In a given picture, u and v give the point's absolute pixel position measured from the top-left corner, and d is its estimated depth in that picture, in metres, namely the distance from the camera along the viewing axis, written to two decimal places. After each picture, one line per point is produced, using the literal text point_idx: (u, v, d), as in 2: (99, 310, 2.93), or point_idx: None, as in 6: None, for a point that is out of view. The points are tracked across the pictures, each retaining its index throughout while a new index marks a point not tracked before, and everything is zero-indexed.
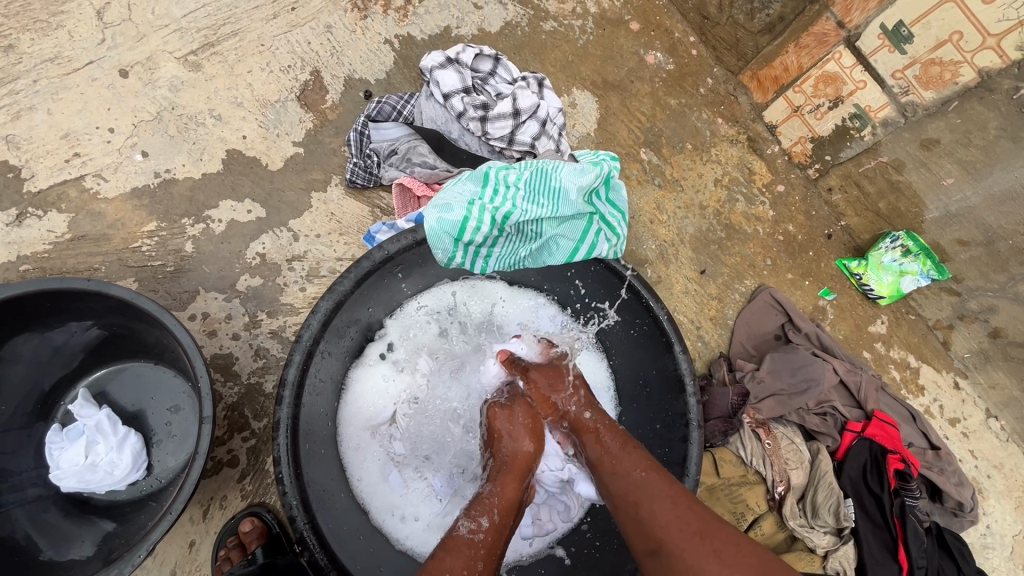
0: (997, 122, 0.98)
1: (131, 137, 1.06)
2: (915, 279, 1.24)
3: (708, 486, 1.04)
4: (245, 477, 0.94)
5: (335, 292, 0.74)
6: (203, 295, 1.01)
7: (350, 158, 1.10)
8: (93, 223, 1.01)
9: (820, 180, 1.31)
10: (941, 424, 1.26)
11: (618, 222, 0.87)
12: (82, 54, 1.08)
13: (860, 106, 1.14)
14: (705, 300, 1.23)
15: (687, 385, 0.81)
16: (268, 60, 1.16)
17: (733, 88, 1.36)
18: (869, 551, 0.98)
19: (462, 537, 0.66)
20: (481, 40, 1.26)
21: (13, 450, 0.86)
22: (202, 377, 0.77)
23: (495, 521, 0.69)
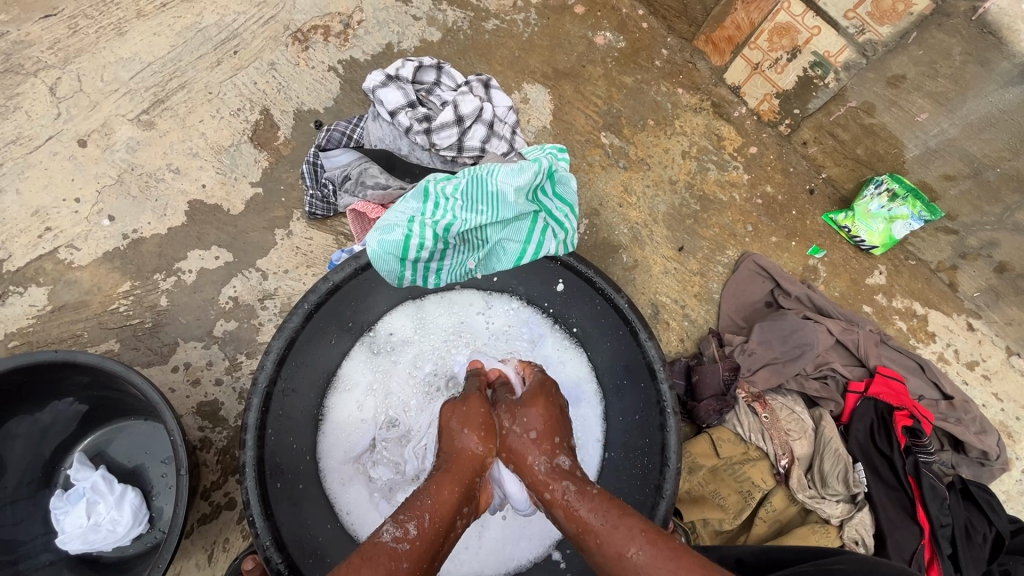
0: (960, 47, 0.92)
1: (97, 203, 1.10)
2: (907, 223, 1.17)
3: (710, 469, 1.00)
4: (244, 518, 0.96)
5: (285, 330, 0.74)
6: (183, 346, 1.03)
7: (307, 190, 1.11)
8: (71, 291, 1.04)
9: (794, 135, 1.26)
10: (958, 369, 1.20)
11: (566, 216, 0.86)
12: (42, 131, 1.12)
13: (819, 53, 1.09)
14: (687, 277, 1.19)
15: (657, 371, 0.79)
16: (217, 107, 1.17)
17: (690, 55, 1.31)
18: (886, 515, 0.93)
19: (384, 545, 0.53)
20: (424, 50, 1.25)
21: (20, 520, 0.89)
22: (175, 430, 0.79)
23: (427, 529, 0.56)
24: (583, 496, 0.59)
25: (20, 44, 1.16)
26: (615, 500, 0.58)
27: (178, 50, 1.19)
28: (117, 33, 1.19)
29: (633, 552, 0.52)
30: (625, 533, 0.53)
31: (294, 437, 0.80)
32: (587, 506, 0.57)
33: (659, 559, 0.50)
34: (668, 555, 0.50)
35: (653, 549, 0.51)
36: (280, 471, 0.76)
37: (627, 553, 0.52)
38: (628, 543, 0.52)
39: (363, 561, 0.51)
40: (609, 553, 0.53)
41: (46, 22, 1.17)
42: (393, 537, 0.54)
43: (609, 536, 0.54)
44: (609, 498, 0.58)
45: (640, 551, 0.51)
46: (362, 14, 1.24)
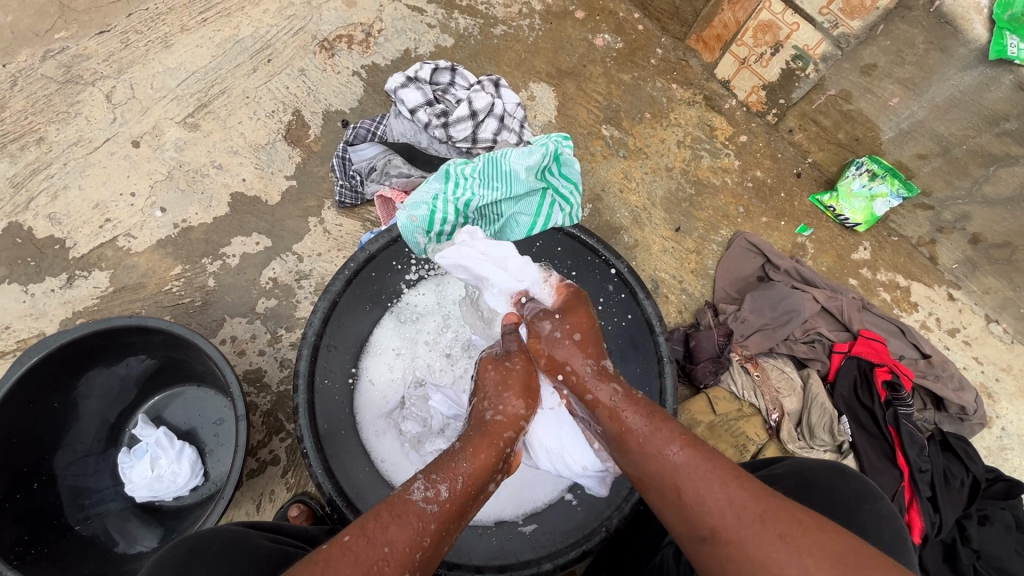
0: (923, 37, 1.03)
1: (150, 197, 1.22)
2: (886, 201, 1.27)
3: (708, 424, 1.09)
4: (287, 473, 1.06)
5: (329, 292, 0.85)
6: (229, 321, 1.15)
7: (336, 181, 1.23)
8: (129, 274, 1.17)
9: (780, 123, 1.36)
10: (940, 336, 1.28)
11: (571, 192, 0.98)
12: (100, 134, 1.25)
13: (799, 47, 1.20)
14: (684, 255, 1.29)
15: (655, 327, 0.89)
16: (254, 109, 1.30)
17: (683, 53, 1.43)
18: (868, 460, 1.03)
19: (413, 503, 0.61)
20: (439, 55, 1.37)
21: (92, 473, 1.01)
22: (232, 384, 0.90)
23: (460, 489, 0.65)
24: (626, 407, 0.69)
25: (79, 57, 1.29)
26: (652, 410, 0.68)
27: (219, 60, 1.33)
28: (164, 46, 1.32)
29: (672, 453, 0.62)
30: (662, 438, 0.64)
31: (336, 390, 0.91)
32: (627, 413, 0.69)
33: (695, 462, 0.60)
34: (704, 458, 0.60)
35: (690, 456, 0.61)
36: (326, 416, 0.87)
37: (666, 455, 0.62)
38: (666, 444, 0.63)
39: (395, 517, 0.59)
40: (664, 479, 0.61)
41: (102, 38, 1.31)
42: (424, 497, 0.62)
43: (648, 441, 0.64)
44: (651, 409, 0.68)
45: (679, 453, 0.61)
46: (383, 24, 1.37)
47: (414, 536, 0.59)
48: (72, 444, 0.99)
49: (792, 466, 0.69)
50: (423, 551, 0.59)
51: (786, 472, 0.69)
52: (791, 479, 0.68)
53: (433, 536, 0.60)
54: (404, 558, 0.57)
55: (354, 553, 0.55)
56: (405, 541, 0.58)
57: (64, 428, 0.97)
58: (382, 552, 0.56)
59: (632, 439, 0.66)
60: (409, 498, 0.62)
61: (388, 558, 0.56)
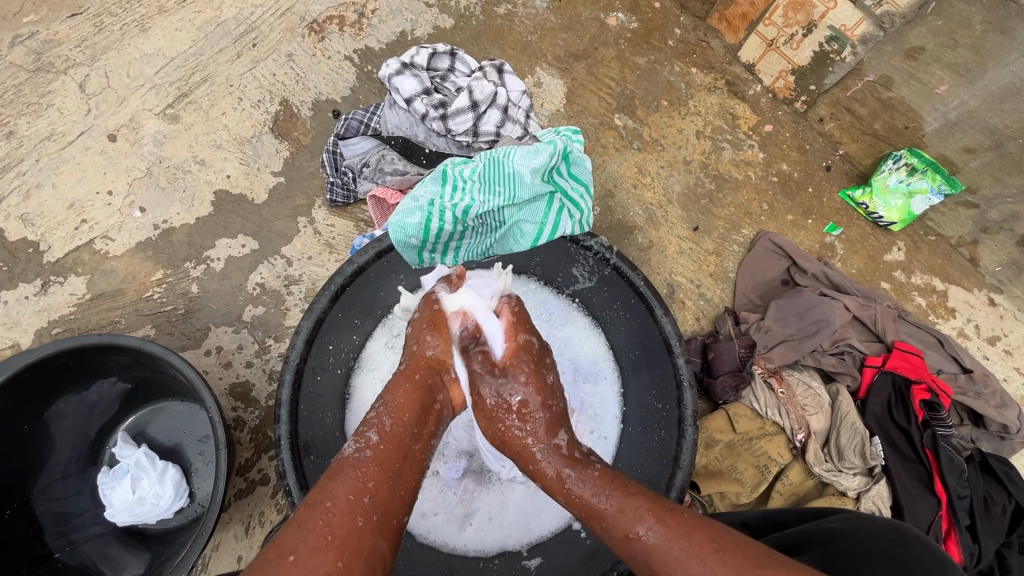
0: (981, 16, 0.92)
1: (129, 196, 1.14)
2: (926, 198, 1.16)
3: (727, 443, 1.02)
4: (277, 493, 1.01)
5: (313, 310, 0.78)
6: (214, 330, 1.08)
7: (327, 177, 1.14)
8: (108, 280, 1.09)
9: (810, 112, 1.25)
10: (978, 344, 1.19)
11: (582, 195, 0.87)
12: (73, 127, 1.17)
13: (835, 27, 1.08)
14: (703, 257, 1.19)
15: (674, 346, 0.81)
16: (238, 99, 1.21)
17: (704, 34, 1.31)
18: (903, 487, 0.95)
19: (348, 456, 0.55)
20: (437, 37, 1.26)
21: (70, 495, 0.95)
22: (212, 408, 0.83)
23: (391, 432, 0.57)
24: (583, 475, 0.57)
25: (49, 43, 1.20)
26: (616, 476, 0.57)
27: (200, 44, 1.23)
28: (140, 30, 1.23)
29: (642, 532, 0.51)
30: (629, 518, 0.52)
31: (324, 411, 0.84)
32: (588, 483, 0.56)
33: (670, 536, 0.50)
34: (679, 533, 0.50)
35: (663, 529, 0.51)
36: (313, 444, 0.80)
37: (637, 533, 0.51)
38: (636, 522, 0.52)
39: (333, 475, 0.53)
40: (616, 535, 0.53)
41: (73, 21, 1.21)
42: (376, 418, 0.58)
43: (615, 520, 0.53)
44: (612, 475, 0.57)
45: (651, 532, 0.51)
46: (377, 3, 1.26)
47: (354, 488, 0.52)
48: (48, 466, 0.93)
49: (849, 520, 0.62)
50: (370, 496, 0.52)
51: (843, 526, 0.61)
52: (845, 535, 0.60)
53: (375, 481, 0.53)
54: (349, 511, 0.50)
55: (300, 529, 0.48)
56: (345, 491, 0.51)
57: (38, 451, 0.92)
58: (323, 509, 0.50)
59: (594, 513, 0.54)
60: (348, 460, 0.54)
61: (326, 517, 0.49)
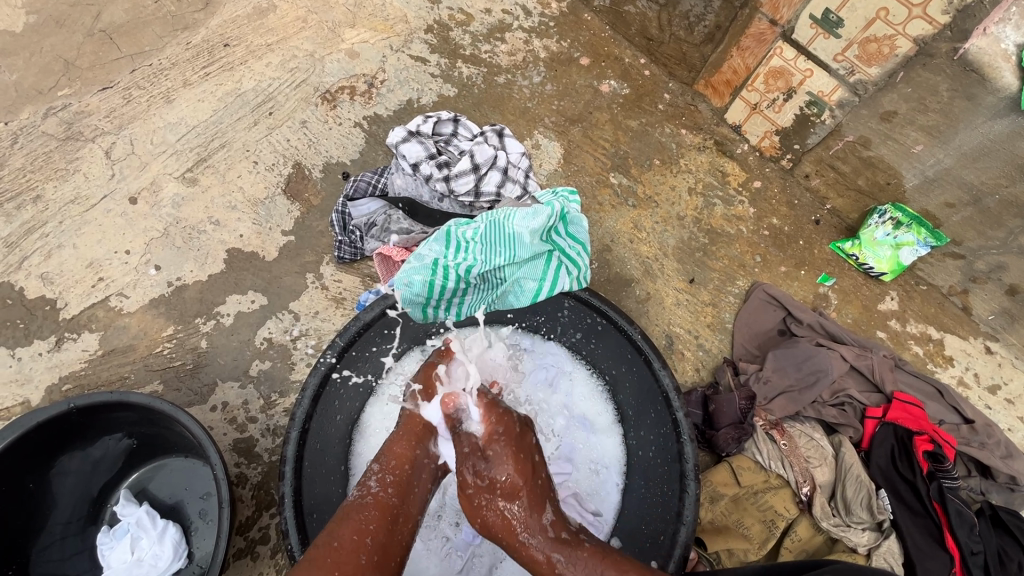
0: (946, 84, 0.98)
1: (145, 255, 1.19)
2: (914, 249, 1.20)
3: (732, 497, 1.01)
4: (277, 552, 1.00)
5: (320, 367, 0.81)
6: (221, 385, 1.10)
7: (336, 236, 1.20)
8: (120, 336, 1.13)
9: (796, 169, 1.31)
10: (979, 394, 1.19)
11: (578, 253, 0.94)
12: (97, 190, 1.24)
13: (813, 93, 1.15)
14: (700, 308, 1.22)
15: (673, 400, 0.82)
16: (254, 162, 1.28)
17: (691, 98, 1.38)
18: (914, 543, 0.94)
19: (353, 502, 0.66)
20: (442, 104, 1.35)
21: (69, 556, 0.95)
22: (217, 464, 0.84)
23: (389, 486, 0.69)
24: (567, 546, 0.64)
25: (80, 114, 1.29)
26: (606, 554, 0.63)
27: (219, 114, 1.31)
28: (165, 101, 1.32)
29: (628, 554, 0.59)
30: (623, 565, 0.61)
31: (328, 470, 0.84)
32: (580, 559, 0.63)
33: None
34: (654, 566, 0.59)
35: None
36: (316, 503, 0.80)
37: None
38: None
39: (342, 518, 0.64)
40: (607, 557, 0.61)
41: (103, 94, 1.31)
42: (364, 492, 0.68)
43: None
44: (599, 551, 0.63)
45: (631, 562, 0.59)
46: (386, 74, 1.36)
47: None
48: (48, 526, 0.93)
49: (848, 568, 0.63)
50: (371, 537, 0.63)
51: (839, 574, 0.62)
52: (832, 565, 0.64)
53: (376, 525, 0.64)
54: (353, 549, 0.61)
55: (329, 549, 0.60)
56: (350, 533, 0.62)
57: (38, 512, 0.92)
58: (329, 546, 0.61)
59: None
60: (354, 508, 0.65)
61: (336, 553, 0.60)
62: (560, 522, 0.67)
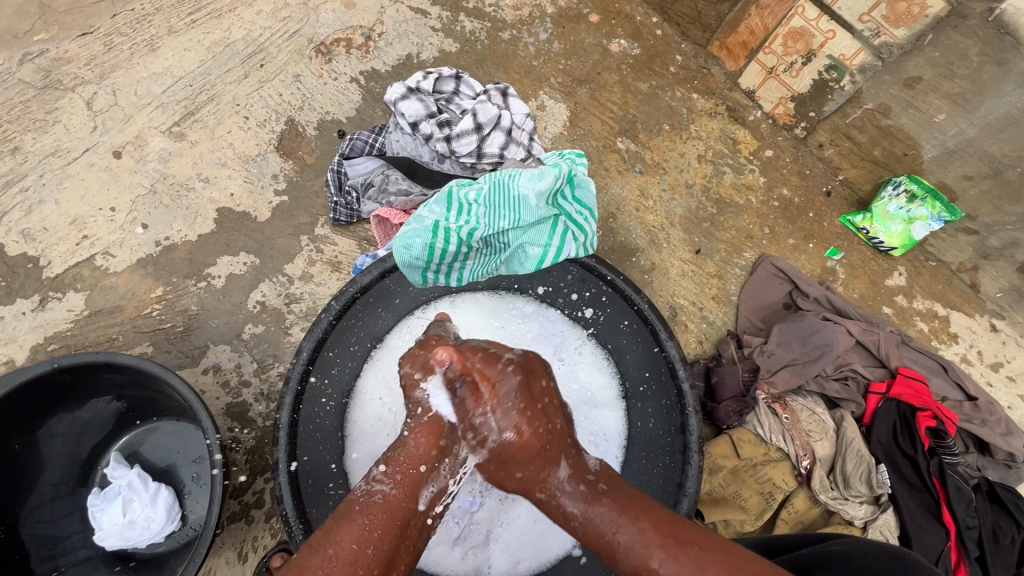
0: (977, 48, 0.94)
1: (131, 212, 1.14)
2: (926, 224, 1.17)
3: (731, 469, 1.01)
4: (271, 516, 0.99)
5: (315, 331, 0.78)
6: (213, 349, 1.07)
7: (331, 197, 1.15)
8: (107, 296, 1.09)
9: (809, 138, 1.26)
10: (982, 371, 1.18)
11: (585, 219, 0.90)
12: (79, 143, 1.17)
13: (834, 56, 1.10)
14: (705, 280, 1.20)
15: (678, 371, 0.80)
16: (245, 118, 1.21)
17: (704, 61, 1.32)
18: (911, 516, 0.94)
19: (356, 499, 0.52)
20: (443, 61, 1.28)
21: (59, 517, 0.93)
22: (208, 428, 0.82)
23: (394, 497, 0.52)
24: (593, 509, 0.53)
25: (58, 61, 1.21)
26: (627, 504, 0.53)
27: (207, 64, 1.24)
28: (149, 49, 1.24)
29: (657, 566, 0.48)
30: (647, 547, 0.49)
31: (323, 435, 0.82)
32: (604, 514, 0.52)
33: (685, 572, 0.47)
34: (695, 566, 0.47)
35: (679, 566, 0.47)
36: (312, 469, 0.78)
37: (650, 567, 0.48)
38: (650, 557, 0.48)
39: (338, 518, 0.50)
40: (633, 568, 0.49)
41: (83, 40, 1.23)
42: (368, 489, 0.52)
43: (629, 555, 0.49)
44: (623, 505, 0.53)
45: (666, 566, 0.47)
46: (384, 27, 1.28)
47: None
48: (37, 487, 0.92)
49: (849, 543, 0.64)
50: (375, 547, 0.48)
51: (841, 550, 0.63)
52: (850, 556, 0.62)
53: (381, 531, 0.50)
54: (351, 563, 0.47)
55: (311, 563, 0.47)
56: (350, 540, 0.48)
57: (26, 472, 0.90)
58: (326, 556, 0.47)
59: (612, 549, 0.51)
60: (355, 503, 0.51)
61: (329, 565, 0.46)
62: (579, 474, 0.56)
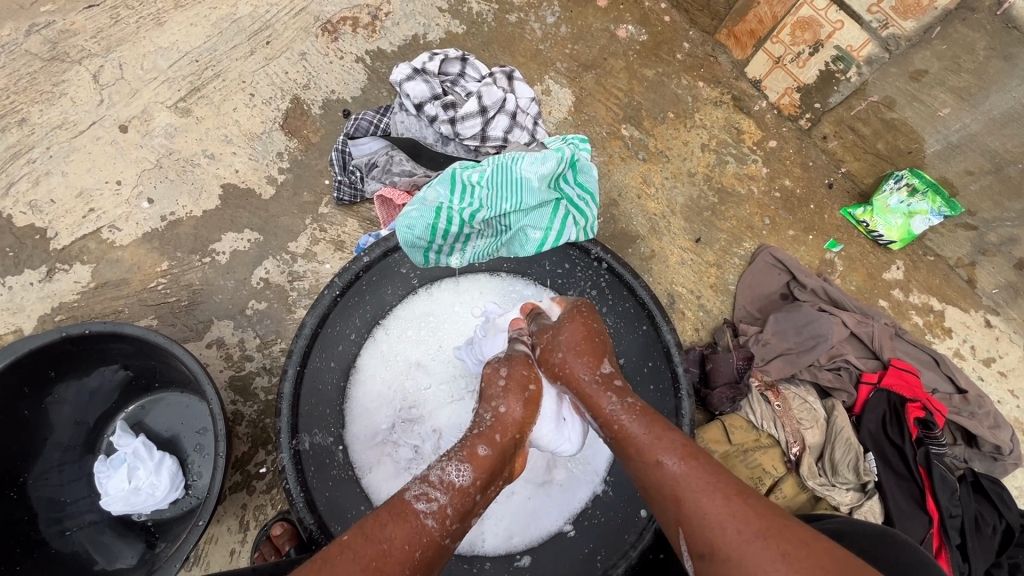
0: (984, 42, 0.94)
1: (137, 187, 1.15)
2: (926, 218, 1.18)
3: (722, 454, 1.03)
4: (272, 488, 1.02)
5: (319, 306, 0.79)
6: (217, 323, 1.09)
7: (335, 176, 1.16)
8: (113, 269, 1.10)
9: (813, 129, 1.26)
10: (973, 365, 1.20)
11: (586, 203, 0.91)
12: (85, 116, 1.18)
13: (841, 47, 1.09)
14: (704, 268, 1.21)
15: (673, 356, 0.81)
16: (250, 95, 1.21)
17: (712, 49, 1.31)
18: (895, 504, 0.97)
19: (412, 506, 0.57)
20: (449, 42, 1.27)
21: (67, 482, 0.96)
22: (213, 399, 0.84)
23: (447, 525, 0.57)
24: (621, 418, 0.62)
25: (65, 33, 1.21)
26: (654, 416, 0.62)
27: (213, 40, 1.24)
28: (156, 23, 1.24)
29: (668, 461, 0.56)
30: (663, 446, 0.57)
31: (325, 408, 0.84)
32: (632, 418, 0.62)
33: (694, 472, 0.54)
34: (706, 472, 0.54)
35: (687, 464, 0.55)
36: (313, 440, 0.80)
37: (662, 462, 0.56)
38: (664, 453, 0.56)
39: (391, 516, 0.55)
40: (647, 457, 0.57)
41: (89, 12, 1.22)
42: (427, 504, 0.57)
43: (648, 445, 0.58)
44: (648, 413, 0.62)
45: (676, 462, 0.55)
46: (390, 6, 1.28)
47: (410, 535, 0.54)
48: (44, 452, 0.94)
49: (844, 522, 0.67)
50: (421, 551, 0.54)
51: (837, 528, 0.66)
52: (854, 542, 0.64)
53: (428, 538, 0.55)
54: (401, 558, 0.52)
55: (350, 554, 0.50)
56: (403, 539, 0.53)
57: (36, 438, 0.93)
58: (379, 548, 0.52)
59: (632, 441, 0.60)
60: (412, 508, 0.57)
61: (377, 556, 0.51)
62: (617, 372, 0.70)
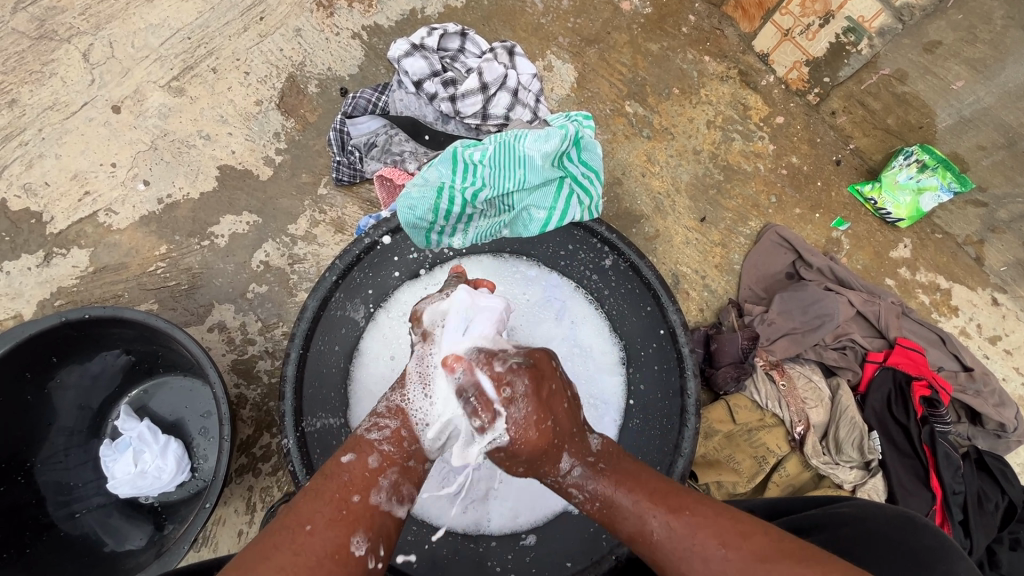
0: (1002, 11, 0.92)
1: (132, 168, 1.13)
2: (936, 195, 1.16)
3: (726, 434, 1.03)
4: (278, 470, 1.02)
5: (321, 288, 0.79)
6: (218, 307, 1.08)
7: (333, 156, 1.14)
8: (111, 253, 1.09)
9: (822, 105, 1.23)
10: (979, 343, 1.19)
11: (591, 182, 0.90)
12: (76, 97, 1.15)
13: (853, 18, 1.06)
14: (709, 248, 1.19)
15: (679, 337, 0.80)
16: (245, 74, 1.18)
17: (718, 21, 1.27)
18: (899, 482, 0.97)
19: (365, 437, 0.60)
20: (448, 16, 1.24)
21: (73, 466, 0.96)
22: (216, 383, 0.83)
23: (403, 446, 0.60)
24: (591, 480, 0.59)
25: (53, 10, 1.17)
26: (629, 472, 0.59)
27: (206, 16, 1.20)
28: None
29: (654, 527, 0.54)
30: (644, 510, 0.56)
31: (328, 390, 0.83)
32: (605, 485, 0.58)
33: (679, 535, 0.53)
34: (689, 529, 0.53)
35: (671, 527, 0.54)
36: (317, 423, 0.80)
37: (646, 530, 0.55)
38: (646, 520, 0.55)
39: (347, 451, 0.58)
40: (633, 532, 0.56)
41: None
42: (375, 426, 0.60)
43: (630, 518, 0.56)
44: (622, 475, 0.59)
45: (663, 527, 0.54)
46: None
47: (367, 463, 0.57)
48: (49, 437, 0.94)
49: (858, 506, 0.66)
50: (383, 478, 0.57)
51: (853, 514, 0.65)
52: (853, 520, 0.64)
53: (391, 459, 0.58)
54: (366, 483, 0.55)
55: (312, 495, 0.54)
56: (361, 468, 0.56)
57: (40, 422, 0.93)
58: (339, 482, 0.55)
59: (613, 515, 0.57)
60: (363, 438, 0.59)
61: (342, 487, 0.54)
62: (584, 436, 0.63)
